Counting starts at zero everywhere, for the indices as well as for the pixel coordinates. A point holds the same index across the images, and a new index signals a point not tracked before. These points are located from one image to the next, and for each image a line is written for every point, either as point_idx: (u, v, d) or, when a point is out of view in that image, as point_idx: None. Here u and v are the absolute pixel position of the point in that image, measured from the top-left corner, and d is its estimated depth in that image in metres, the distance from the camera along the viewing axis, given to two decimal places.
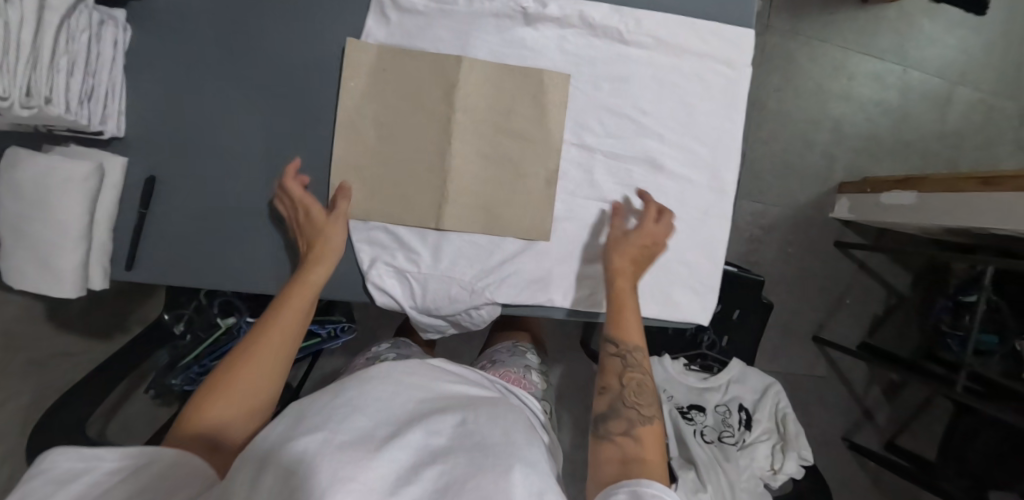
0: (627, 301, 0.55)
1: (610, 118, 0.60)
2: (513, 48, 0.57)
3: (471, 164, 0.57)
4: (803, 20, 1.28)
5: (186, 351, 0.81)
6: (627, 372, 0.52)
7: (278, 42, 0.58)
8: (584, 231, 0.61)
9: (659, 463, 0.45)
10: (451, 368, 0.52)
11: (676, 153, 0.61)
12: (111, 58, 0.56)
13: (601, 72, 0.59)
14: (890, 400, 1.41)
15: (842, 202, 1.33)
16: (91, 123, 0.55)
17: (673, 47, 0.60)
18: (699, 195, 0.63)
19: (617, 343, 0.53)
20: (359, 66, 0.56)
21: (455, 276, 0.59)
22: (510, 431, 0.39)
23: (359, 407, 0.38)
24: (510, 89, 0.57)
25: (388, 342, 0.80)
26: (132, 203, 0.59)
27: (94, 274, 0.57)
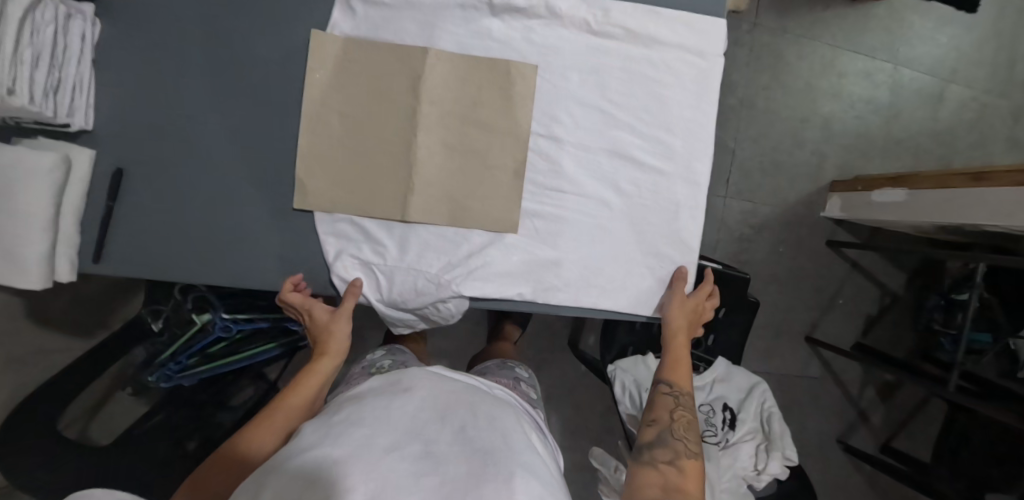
0: (682, 357, 0.61)
1: (580, 110, 0.59)
2: (479, 39, 0.57)
3: (437, 155, 0.57)
4: (791, 18, 1.27)
5: (163, 348, 0.81)
6: (677, 409, 0.57)
7: (245, 35, 0.58)
8: (554, 224, 0.60)
9: (697, 489, 0.48)
10: (454, 375, 0.54)
11: (647, 144, 0.61)
12: (79, 51, 0.56)
13: (569, 63, 0.59)
14: (885, 401, 1.39)
15: (833, 200, 1.31)
16: (57, 115, 0.54)
17: (641, 37, 0.59)
18: (672, 187, 0.62)
19: (670, 384, 0.59)
20: (324, 58, 0.56)
21: (422, 269, 0.58)
22: (514, 440, 0.42)
23: (362, 417, 0.40)
24: (475, 81, 0.57)
25: (381, 350, 0.78)
26: (100, 195, 0.59)
27: (60, 267, 0.57)
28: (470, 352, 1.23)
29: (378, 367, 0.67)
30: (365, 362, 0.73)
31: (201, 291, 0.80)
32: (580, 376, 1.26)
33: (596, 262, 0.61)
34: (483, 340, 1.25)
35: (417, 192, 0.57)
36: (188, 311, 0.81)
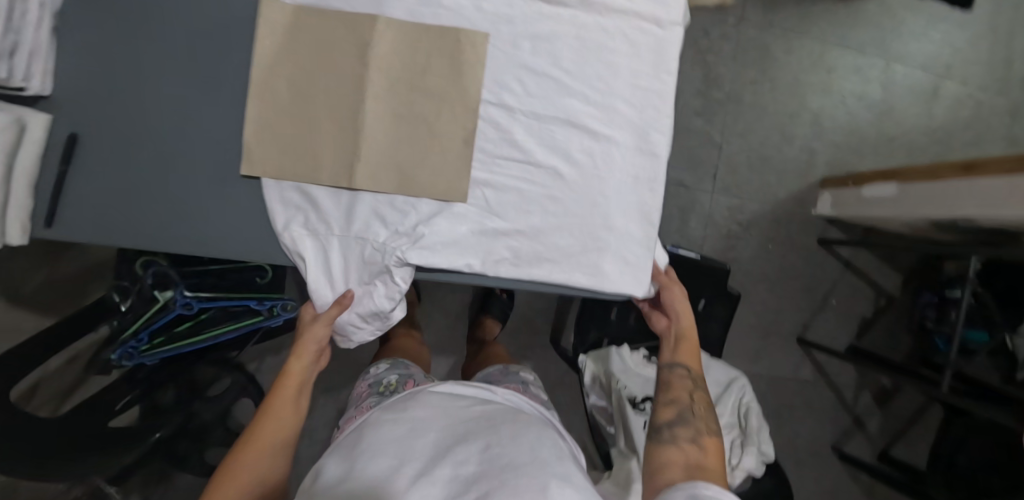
0: (692, 340, 0.64)
1: (531, 77, 0.60)
2: (430, 7, 0.58)
3: (385, 123, 0.57)
4: (779, 12, 1.27)
5: (126, 326, 0.82)
6: (695, 391, 0.61)
7: (211, 7, 0.61)
8: (505, 194, 0.60)
9: (717, 465, 0.54)
10: (471, 389, 0.57)
11: (599, 113, 0.61)
12: (38, 17, 0.56)
13: (520, 30, 0.59)
14: (882, 407, 1.33)
15: (824, 197, 1.28)
16: (14, 77, 0.55)
17: (594, 5, 0.60)
18: (624, 157, 0.62)
19: (687, 367, 0.62)
20: (274, 25, 0.56)
21: (369, 237, 0.58)
22: (540, 449, 0.44)
23: (384, 452, 0.46)
24: (425, 49, 0.57)
25: (387, 361, 0.80)
26: (55, 160, 0.59)
27: (11, 229, 0.56)
28: (448, 346, 1.21)
29: (384, 382, 0.71)
30: (371, 377, 0.75)
31: (162, 266, 0.82)
32: (560, 373, 1.23)
33: (549, 234, 0.60)
34: (462, 334, 1.22)
35: (365, 161, 0.57)
36: (150, 287, 0.82)
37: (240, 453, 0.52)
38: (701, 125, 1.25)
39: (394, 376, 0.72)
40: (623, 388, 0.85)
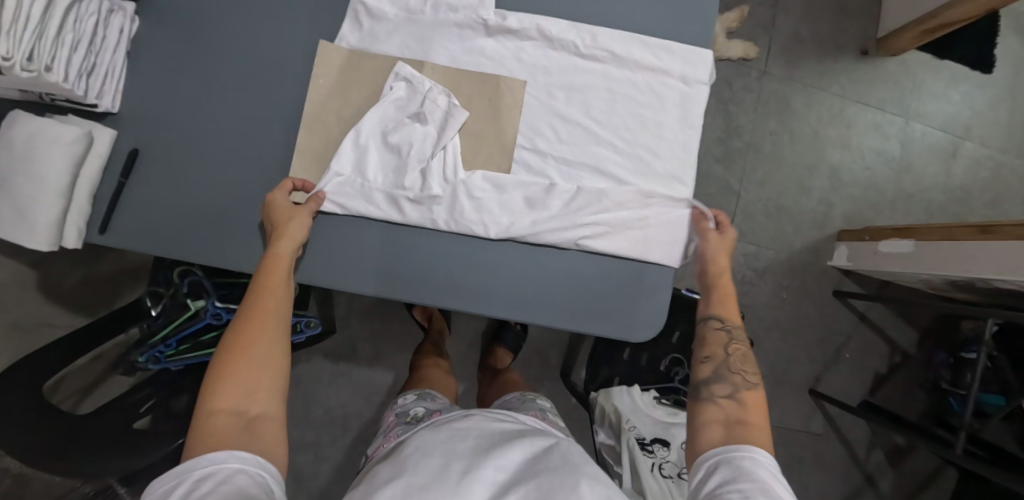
0: (731, 298, 0.63)
1: (562, 125, 0.64)
2: (472, 56, 0.64)
3: (425, 160, 0.63)
4: (799, 69, 1.32)
5: (156, 330, 0.87)
6: (732, 342, 0.59)
7: (265, 38, 0.66)
8: (534, 235, 0.62)
9: (761, 419, 0.52)
10: (511, 417, 0.61)
11: (627, 162, 0.64)
12: (115, 42, 0.63)
13: (556, 81, 0.64)
14: (895, 467, 1.30)
15: (841, 249, 1.29)
16: (88, 95, 0.60)
17: (626, 60, 0.64)
18: (652, 208, 0.64)
19: (722, 319, 0.61)
20: (330, 64, 0.63)
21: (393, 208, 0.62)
22: (569, 454, 0.49)
23: (430, 452, 0.48)
24: (466, 93, 0.63)
25: (412, 393, 0.83)
26: (114, 171, 0.64)
27: (68, 233, 0.61)
28: (459, 372, 1.22)
29: (411, 413, 0.73)
30: (399, 408, 0.77)
31: (196, 276, 0.87)
32: (568, 409, 1.23)
33: None
34: (475, 361, 1.23)
35: (405, 192, 0.62)
36: (184, 295, 0.88)
37: (245, 333, 0.50)
38: (721, 172, 1.28)
39: (421, 409, 0.75)
40: (632, 428, 0.86)
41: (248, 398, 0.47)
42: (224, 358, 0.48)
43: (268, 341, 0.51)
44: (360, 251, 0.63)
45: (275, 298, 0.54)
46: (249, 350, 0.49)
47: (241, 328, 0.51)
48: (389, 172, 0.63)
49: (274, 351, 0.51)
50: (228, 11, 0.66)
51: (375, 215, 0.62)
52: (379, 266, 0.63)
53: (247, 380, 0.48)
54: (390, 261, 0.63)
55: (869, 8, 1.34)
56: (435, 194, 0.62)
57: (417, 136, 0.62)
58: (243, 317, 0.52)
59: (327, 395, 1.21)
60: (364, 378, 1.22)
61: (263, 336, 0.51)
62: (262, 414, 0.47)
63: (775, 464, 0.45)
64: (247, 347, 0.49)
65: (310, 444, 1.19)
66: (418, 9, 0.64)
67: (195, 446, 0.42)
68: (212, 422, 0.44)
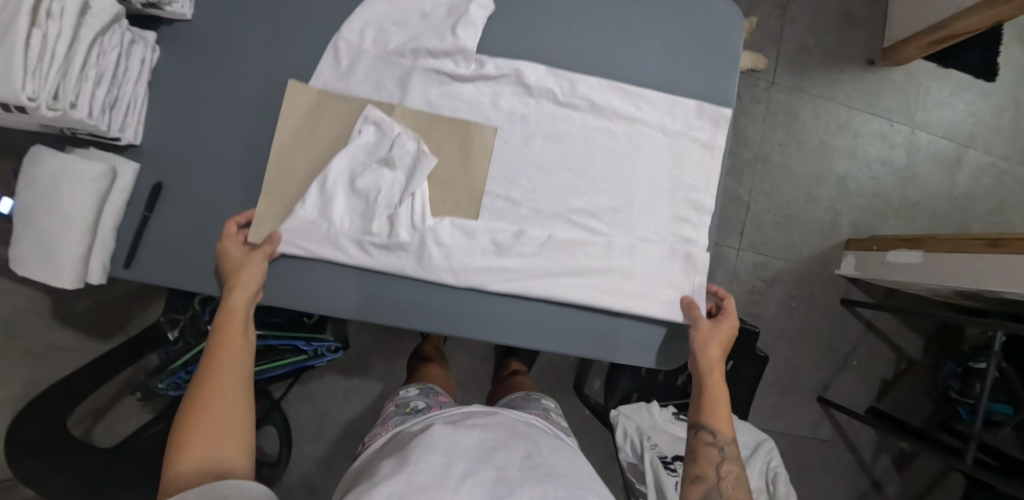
0: (720, 405, 0.63)
1: (538, 174, 0.66)
2: (449, 100, 0.65)
3: (395, 205, 0.63)
4: (807, 79, 1.33)
5: (176, 356, 0.85)
6: (724, 463, 0.60)
7: (285, 64, 0.64)
8: (503, 280, 0.64)
9: None
10: (510, 414, 0.62)
11: (599, 209, 0.67)
12: (137, 73, 0.62)
13: (534, 129, 0.66)
14: (901, 472, 1.32)
15: (848, 258, 1.30)
16: (111, 129, 0.59)
17: (606, 111, 0.67)
18: (628, 256, 0.67)
19: (713, 433, 0.61)
20: (297, 106, 0.63)
21: (356, 254, 0.63)
22: (573, 467, 0.53)
23: (434, 447, 0.49)
24: (437, 137, 0.64)
25: (414, 386, 0.83)
26: (138, 206, 0.63)
27: (93, 269, 0.61)
28: (472, 385, 1.23)
29: (412, 405, 0.73)
30: (399, 399, 0.77)
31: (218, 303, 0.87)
32: (582, 421, 1.24)
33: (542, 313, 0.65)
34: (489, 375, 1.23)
35: (372, 237, 0.63)
36: (205, 322, 0.87)
37: (204, 389, 0.51)
38: (729, 184, 1.30)
39: (421, 401, 0.75)
40: (654, 446, 0.87)
41: (213, 454, 0.47)
42: (184, 417, 0.49)
43: (228, 394, 0.51)
44: (322, 290, 0.64)
45: (232, 349, 0.54)
46: (210, 405, 0.50)
47: (199, 385, 0.51)
48: (356, 217, 0.63)
49: (235, 403, 0.51)
50: (245, 38, 0.64)
51: (340, 260, 0.63)
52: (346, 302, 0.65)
53: (208, 437, 0.48)
54: (355, 302, 0.65)
55: (875, 17, 1.36)
56: (404, 241, 0.63)
57: (387, 181, 0.63)
58: (201, 373, 0.52)
59: (341, 411, 1.20)
60: (378, 394, 1.22)
61: (222, 391, 0.51)
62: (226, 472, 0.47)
63: None
64: (206, 402, 0.50)
65: (324, 460, 1.18)
66: (398, 52, 0.64)
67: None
68: (178, 484, 0.45)
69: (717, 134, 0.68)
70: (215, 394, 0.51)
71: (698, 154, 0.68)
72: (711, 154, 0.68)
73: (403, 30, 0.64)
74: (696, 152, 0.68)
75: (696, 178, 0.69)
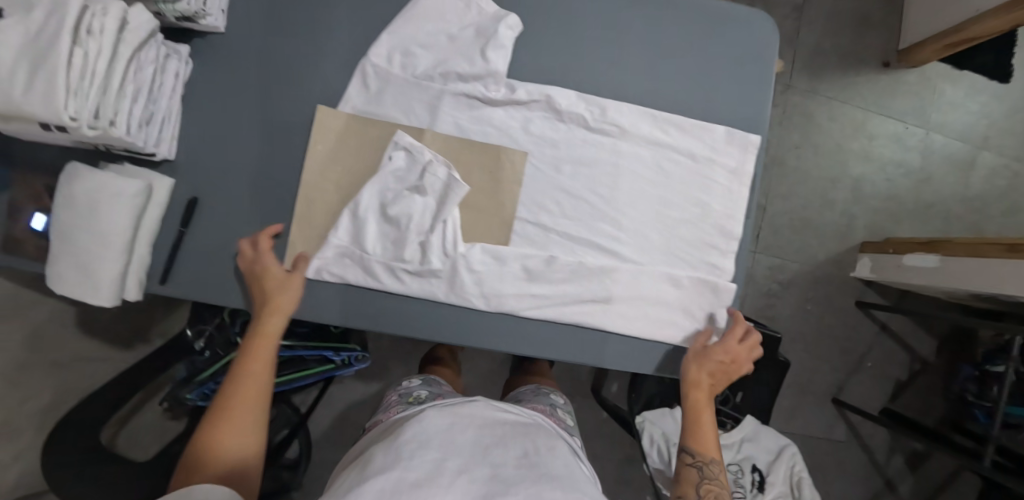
0: (704, 423, 0.58)
1: (568, 201, 0.63)
2: (479, 124, 0.62)
3: (424, 233, 0.61)
4: (823, 82, 1.33)
5: (203, 367, 0.86)
6: (706, 482, 0.53)
7: (315, 76, 0.63)
8: (536, 307, 0.63)
9: None
10: (510, 408, 0.62)
11: (629, 239, 0.64)
12: (171, 87, 0.61)
13: (563, 155, 0.63)
14: (913, 472, 1.33)
15: (863, 260, 1.31)
16: (146, 145, 0.59)
17: (635, 135, 0.64)
18: (657, 284, 0.64)
19: (694, 453, 0.56)
20: (326, 131, 0.62)
21: (388, 280, 0.62)
22: (572, 466, 0.52)
23: (429, 443, 0.49)
24: (466, 163, 0.61)
25: (416, 377, 0.83)
26: (173, 221, 0.63)
27: (129, 286, 0.60)
28: (491, 390, 1.23)
29: (414, 395, 0.73)
30: (402, 390, 0.77)
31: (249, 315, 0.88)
32: (600, 423, 1.24)
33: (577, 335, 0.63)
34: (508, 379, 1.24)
35: (404, 263, 0.61)
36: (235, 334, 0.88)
37: (224, 413, 0.50)
38: None
39: (423, 392, 0.76)
40: None
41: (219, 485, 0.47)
42: (200, 441, 0.48)
43: (247, 422, 0.50)
44: (353, 315, 0.63)
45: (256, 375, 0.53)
46: (228, 432, 0.49)
47: (221, 407, 0.50)
48: (388, 244, 0.61)
49: (251, 432, 0.51)
50: (275, 50, 0.63)
51: (372, 286, 0.62)
52: (378, 324, 0.63)
53: (217, 467, 0.47)
54: (384, 327, 0.64)
55: (891, 19, 1.35)
56: (436, 268, 0.61)
57: (417, 208, 0.60)
58: (224, 394, 0.51)
59: (361, 415, 1.21)
60: None
61: (241, 420, 0.50)
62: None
63: None
64: (224, 428, 0.49)
65: None
66: (427, 77, 0.62)
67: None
68: None
69: (745, 159, 0.65)
70: (235, 422, 0.50)
71: (725, 181, 0.65)
72: (738, 181, 0.66)
73: (431, 53, 0.62)
74: (722, 180, 0.65)
75: (723, 205, 0.65)
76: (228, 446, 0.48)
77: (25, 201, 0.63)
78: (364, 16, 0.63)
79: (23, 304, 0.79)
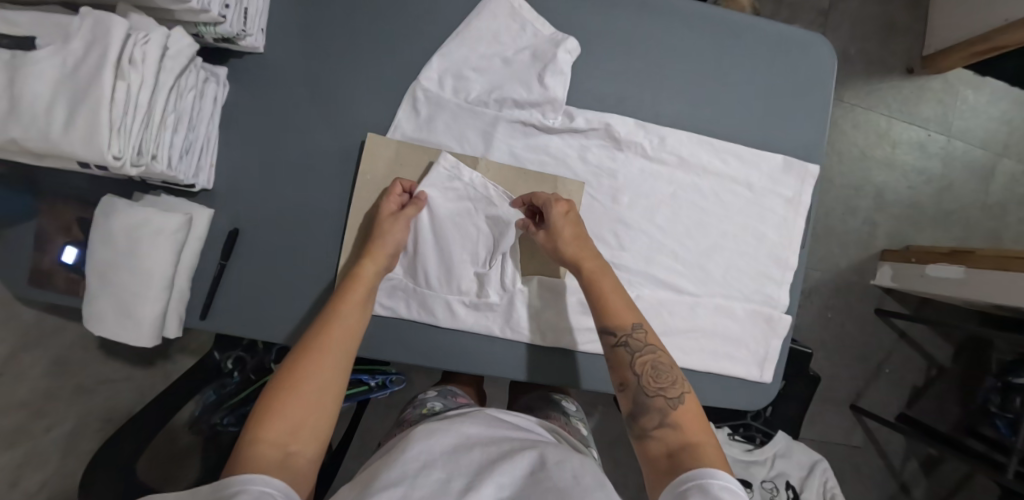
0: (609, 291, 0.53)
1: (624, 231, 0.63)
2: (535, 153, 0.62)
3: (483, 266, 0.61)
4: (847, 89, 1.32)
5: (232, 393, 0.87)
6: (638, 358, 0.50)
7: (365, 102, 0.61)
8: (592, 342, 0.63)
9: (703, 433, 0.46)
10: (518, 420, 0.54)
11: (687, 272, 0.64)
12: (209, 113, 0.57)
13: (620, 185, 0.63)
14: (928, 476, 1.35)
15: (884, 269, 1.31)
16: (186, 176, 0.56)
17: (694, 166, 0.64)
18: (712, 316, 0.65)
19: (615, 332, 0.51)
20: (376, 159, 0.60)
21: (439, 314, 0.61)
22: (585, 475, 0.41)
23: (432, 462, 0.41)
24: (523, 194, 0.61)
25: (432, 390, 0.76)
26: (213, 254, 0.60)
27: (169, 323, 0.57)
28: None
29: (430, 407, 0.67)
30: (417, 402, 0.71)
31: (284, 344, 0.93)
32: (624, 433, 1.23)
33: None
34: None
35: (460, 297, 0.61)
36: (270, 361, 0.92)
37: (312, 353, 0.48)
38: None
39: (439, 403, 0.69)
40: None
41: (292, 429, 0.43)
42: (282, 380, 0.46)
43: (331, 366, 0.48)
44: (406, 350, 0.61)
45: (344, 321, 0.51)
46: (312, 373, 0.46)
47: (308, 348, 0.48)
48: (441, 277, 0.61)
49: (333, 378, 0.47)
50: (322, 75, 0.60)
51: (427, 321, 0.61)
52: (429, 358, 0.61)
53: (295, 410, 0.44)
54: (443, 365, 0.62)
55: (915, 24, 1.34)
56: (493, 302, 0.61)
57: (473, 239, 0.61)
58: (312, 334, 0.49)
59: None
60: None
61: (324, 365, 0.47)
62: (299, 452, 0.43)
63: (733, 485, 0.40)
64: (307, 368, 0.46)
65: None
66: (481, 102, 0.61)
67: (234, 474, 0.39)
68: (254, 449, 0.41)
69: (803, 189, 0.66)
70: (317, 364, 0.47)
71: (781, 209, 0.66)
72: (795, 210, 0.66)
73: (485, 77, 0.61)
74: (780, 209, 0.66)
75: (780, 234, 0.66)
76: (310, 386, 0.46)
77: (56, 232, 0.60)
78: (415, 39, 0.61)
79: (47, 330, 0.76)
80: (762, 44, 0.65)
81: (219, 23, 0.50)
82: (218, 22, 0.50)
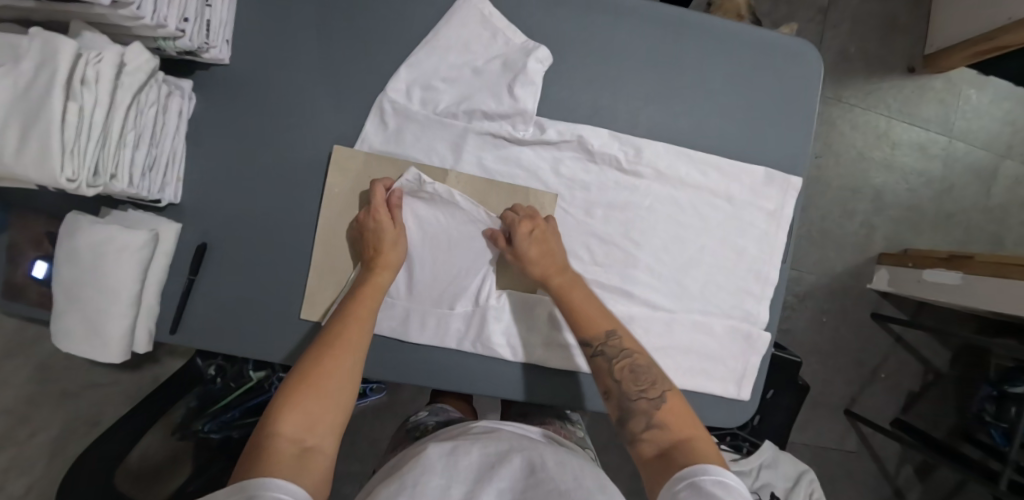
0: (576, 302, 0.54)
1: (598, 245, 0.62)
2: (505, 165, 0.61)
3: (453, 280, 0.61)
4: (846, 89, 1.29)
5: (215, 398, 0.89)
6: (615, 364, 0.50)
7: (333, 114, 0.60)
8: (565, 359, 0.62)
9: (688, 429, 0.46)
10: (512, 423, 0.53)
11: (663, 287, 0.63)
12: (175, 127, 0.57)
13: (595, 198, 0.62)
14: (923, 482, 1.33)
15: (881, 272, 1.28)
16: (150, 192, 0.55)
17: (672, 179, 0.62)
18: (689, 332, 0.63)
19: (588, 344, 0.52)
20: (345, 174, 0.59)
21: (407, 328, 0.60)
22: (585, 478, 0.40)
23: (428, 471, 0.40)
24: (494, 206, 0.60)
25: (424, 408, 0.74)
26: (181, 269, 0.60)
27: (139, 338, 0.57)
28: None
29: (422, 428, 0.65)
30: (411, 423, 0.69)
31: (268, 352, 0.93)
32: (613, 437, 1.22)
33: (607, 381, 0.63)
34: None
35: (430, 311, 0.61)
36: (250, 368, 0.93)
37: (329, 351, 0.47)
38: None
39: (432, 422, 0.67)
40: None
41: (307, 426, 0.42)
42: (300, 377, 0.45)
43: (348, 365, 0.47)
44: (378, 364, 0.61)
45: (359, 323, 0.51)
46: (328, 370, 0.46)
47: (325, 345, 0.48)
48: (411, 290, 0.60)
49: (351, 378, 0.47)
50: (290, 86, 0.60)
51: (397, 336, 0.60)
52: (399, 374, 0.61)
53: (313, 406, 0.43)
54: (413, 380, 0.61)
55: (917, 22, 1.30)
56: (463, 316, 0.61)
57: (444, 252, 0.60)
58: (328, 335, 0.49)
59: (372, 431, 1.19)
60: None
61: (341, 362, 0.47)
62: (316, 447, 0.42)
63: (730, 482, 0.39)
64: (324, 366, 0.46)
65: None
66: (450, 113, 0.60)
67: (250, 472, 0.37)
68: (270, 445, 0.40)
69: (784, 201, 0.64)
70: (334, 361, 0.47)
71: (762, 223, 0.64)
72: (776, 224, 0.64)
73: (455, 88, 0.60)
74: (761, 222, 0.64)
75: (760, 248, 0.64)
76: (327, 383, 0.45)
77: (27, 246, 0.60)
78: (384, 50, 0.60)
79: (29, 339, 0.77)
80: (744, 52, 0.63)
81: (178, 38, 0.49)
82: (176, 37, 0.49)
